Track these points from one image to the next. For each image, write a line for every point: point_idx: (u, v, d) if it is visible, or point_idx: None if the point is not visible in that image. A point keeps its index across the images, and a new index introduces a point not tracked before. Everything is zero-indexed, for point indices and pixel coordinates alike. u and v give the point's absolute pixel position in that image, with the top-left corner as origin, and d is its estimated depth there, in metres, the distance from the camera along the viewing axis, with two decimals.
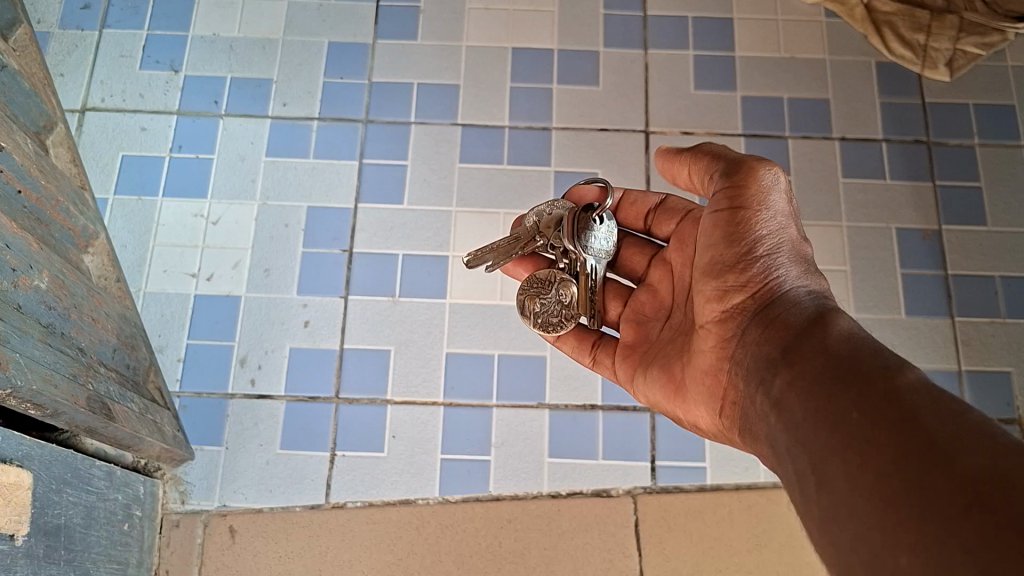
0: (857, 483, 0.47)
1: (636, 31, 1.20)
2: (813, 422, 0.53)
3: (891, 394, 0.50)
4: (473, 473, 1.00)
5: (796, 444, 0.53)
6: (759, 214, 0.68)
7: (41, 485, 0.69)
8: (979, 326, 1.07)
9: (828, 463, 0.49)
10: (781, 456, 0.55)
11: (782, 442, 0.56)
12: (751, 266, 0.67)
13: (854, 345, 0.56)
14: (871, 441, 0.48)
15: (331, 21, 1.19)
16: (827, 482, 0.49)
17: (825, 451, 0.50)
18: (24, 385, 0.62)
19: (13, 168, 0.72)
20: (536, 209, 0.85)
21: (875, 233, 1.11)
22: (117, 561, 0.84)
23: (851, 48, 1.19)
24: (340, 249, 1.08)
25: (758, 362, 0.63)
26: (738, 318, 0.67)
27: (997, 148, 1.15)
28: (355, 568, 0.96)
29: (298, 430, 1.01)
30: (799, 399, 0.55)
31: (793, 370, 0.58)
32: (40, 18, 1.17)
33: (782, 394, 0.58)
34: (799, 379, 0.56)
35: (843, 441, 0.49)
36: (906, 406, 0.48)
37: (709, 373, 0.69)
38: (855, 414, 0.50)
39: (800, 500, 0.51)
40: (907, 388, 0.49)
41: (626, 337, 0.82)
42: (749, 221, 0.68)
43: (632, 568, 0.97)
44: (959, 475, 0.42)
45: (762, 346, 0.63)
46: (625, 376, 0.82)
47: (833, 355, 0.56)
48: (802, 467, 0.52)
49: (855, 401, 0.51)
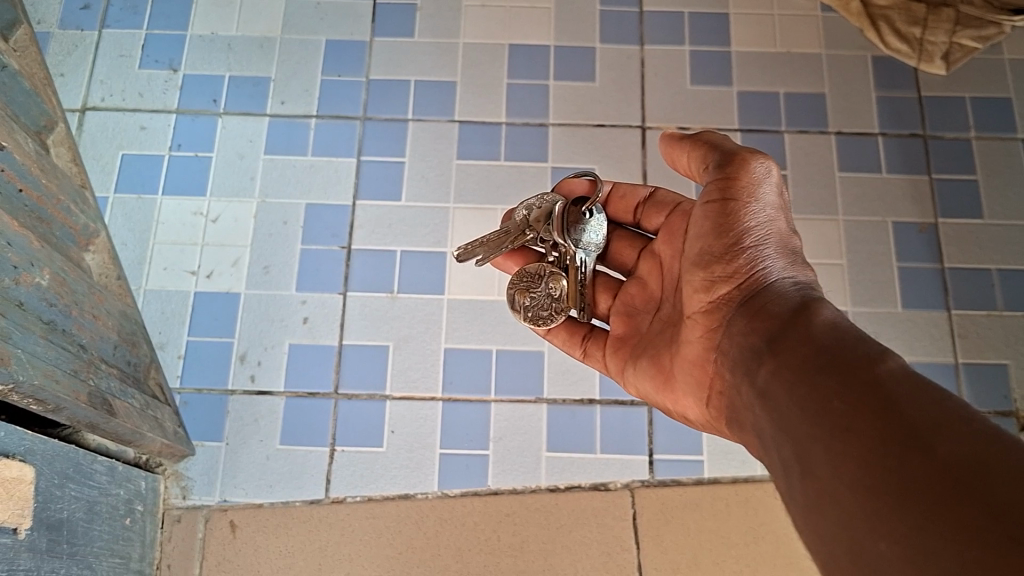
0: (838, 471, 0.47)
1: (632, 26, 1.20)
2: (797, 410, 0.53)
3: (874, 381, 0.50)
4: (472, 467, 1.00)
5: (779, 432, 0.54)
6: (747, 206, 0.69)
7: (44, 480, 0.69)
8: (976, 319, 1.07)
9: (811, 451, 0.50)
10: (766, 444, 0.56)
11: (766, 430, 0.56)
12: (738, 257, 0.68)
13: (837, 333, 0.56)
14: (852, 429, 0.48)
15: (329, 20, 1.20)
16: (810, 470, 0.49)
17: (808, 439, 0.51)
18: (26, 381, 0.63)
19: (15, 167, 0.73)
20: (525, 202, 0.85)
21: (872, 227, 1.11)
22: (119, 555, 0.85)
23: (847, 42, 1.19)
24: (339, 245, 1.09)
25: (744, 352, 0.63)
26: (725, 308, 0.68)
27: (993, 141, 1.15)
28: (356, 562, 0.97)
29: (298, 426, 1.02)
30: (783, 388, 0.56)
31: (777, 359, 0.58)
32: (40, 18, 1.18)
33: (766, 383, 0.58)
34: (783, 369, 0.57)
35: (826, 429, 0.50)
36: (886, 393, 0.48)
37: (696, 363, 0.70)
38: (837, 401, 0.51)
39: (785, 488, 0.52)
40: (887, 376, 0.50)
41: (617, 329, 0.83)
42: (738, 213, 0.69)
43: (630, 561, 0.98)
44: (938, 461, 0.43)
45: (747, 335, 0.64)
46: (615, 367, 0.82)
47: (815, 344, 0.56)
48: (786, 455, 0.52)
49: (837, 389, 0.51)
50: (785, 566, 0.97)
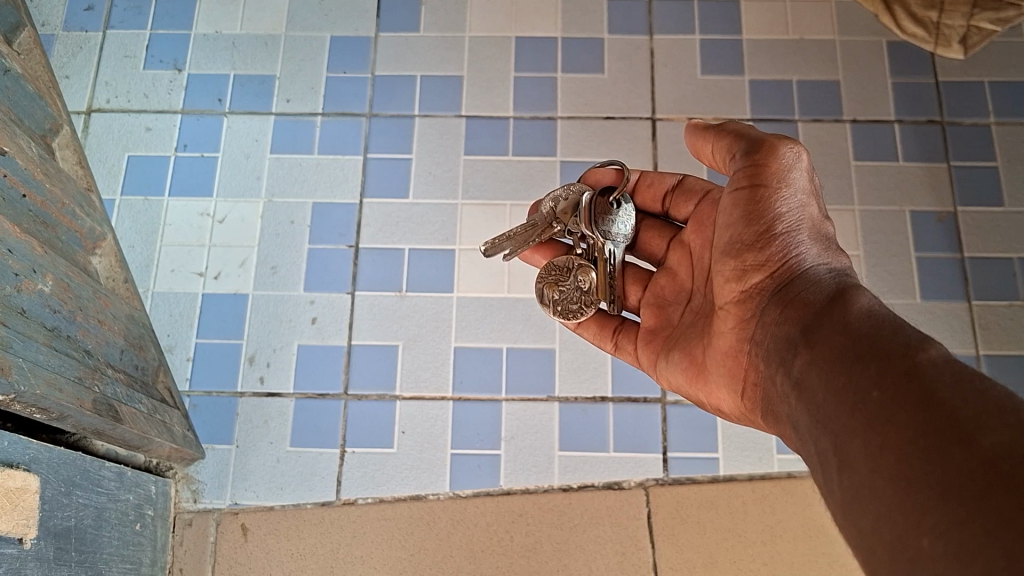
0: (879, 464, 0.45)
1: (640, 16, 1.17)
2: (835, 402, 0.51)
3: (914, 370, 0.48)
4: (483, 467, 0.99)
5: (817, 425, 0.52)
6: (779, 192, 0.67)
7: (50, 487, 0.69)
8: (997, 309, 1.05)
9: (851, 444, 0.48)
10: (803, 437, 0.54)
11: (804, 423, 0.55)
12: (770, 245, 0.66)
13: (875, 321, 0.54)
14: (894, 420, 0.46)
15: (333, 16, 1.18)
16: (849, 465, 0.48)
17: (847, 433, 0.49)
18: (27, 390, 0.63)
19: (17, 172, 0.72)
20: (552, 193, 0.84)
21: (889, 217, 1.09)
22: (129, 561, 0.85)
23: (862, 27, 1.16)
24: (346, 244, 1.08)
25: (779, 342, 0.62)
26: (758, 299, 0.66)
27: (1014, 126, 1.12)
28: (368, 564, 0.96)
29: (307, 428, 1.01)
30: (820, 378, 0.54)
31: (813, 349, 0.56)
32: (44, 20, 1.18)
33: (803, 374, 0.56)
34: (820, 359, 0.55)
35: (866, 422, 0.48)
36: (927, 384, 0.46)
37: (729, 354, 0.68)
38: (876, 394, 0.49)
39: (824, 484, 0.50)
40: (929, 366, 0.48)
41: (647, 321, 0.81)
42: (768, 199, 0.67)
43: (645, 562, 0.96)
44: (981, 453, 0.41)
45: (782, 326, 0.62)
46: (646, 360, 0.81)
47: (853, 334, 0.54)
48: (824, 449, 0.51)
49: (875, 379, 0.50)
50: (804, 565, 0.95)
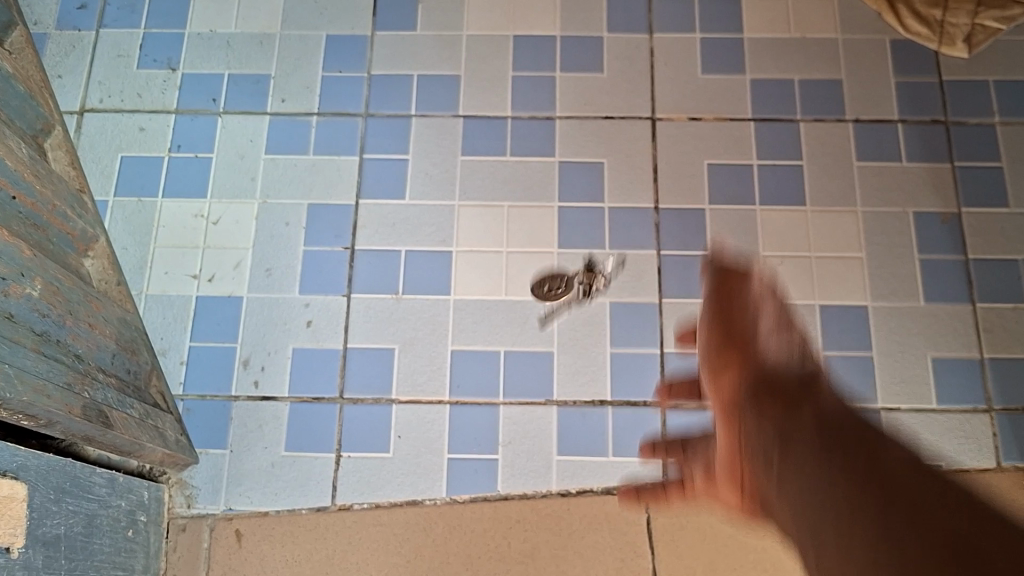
0: (846, 544, 0.47)
1: (640, 14, 1.15)
2: (806, 498, 0.53)
3: (873, 459, 0.50)
4: (481, 472, 0.98)
5: (794, 512, 0.54)
6: (750, 318, 0.75)
7: (38, 495, 0.68)
8: (1002, 312, 1.03)
9: (820, 519, 0.50)
10: (783, 514, 0.56)
11: (783, 511, 0.56)
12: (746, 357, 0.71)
13: (844, 416, 0.57)
14: (855, 502, 0.48)
15: (329, 14, 1.16)
16: (820, 543, 0.49)
17: (818, 510, 0.51)
18: (14, 398, 0.62)
19: (5, 173, 0.71)
20: None
21: (892, 218, 1.07)
22: (121, 567, 0.84)
23: (865, 26, 1.14)
24: (341, 246, 1.07)
25: (754, 448, 0.63)
26: (741, 391, 0.69)
27: (1020, 125, 1.10)
28: (364, 570, 0.95)
29: (302, 432, 1.00)
30: (792, 470, 0.56)
31: (787, 441, 0.58)
32: (37, 19, 1.16)
33: (776, 472, 0.58)
34: (793, 452, 0.57)
35: (834, 500, 0.50)
36: (885, 471, 0.49)
37: (723, 427, 0.71)
38: (840, 481, 0.51)
39: (800, 548, 0.52)
40: (887, 457, 0.50)
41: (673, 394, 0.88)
42: (738, 317, 0.75)
43: (644, 568, 0.95)
44: (937, 536, 0.43)
45: (760, 421, 0.64)
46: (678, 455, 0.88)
47: (822, 427, 0.56)
48: (799, 533, 0.52)
49: (839, 469, 0.52)
50: None
